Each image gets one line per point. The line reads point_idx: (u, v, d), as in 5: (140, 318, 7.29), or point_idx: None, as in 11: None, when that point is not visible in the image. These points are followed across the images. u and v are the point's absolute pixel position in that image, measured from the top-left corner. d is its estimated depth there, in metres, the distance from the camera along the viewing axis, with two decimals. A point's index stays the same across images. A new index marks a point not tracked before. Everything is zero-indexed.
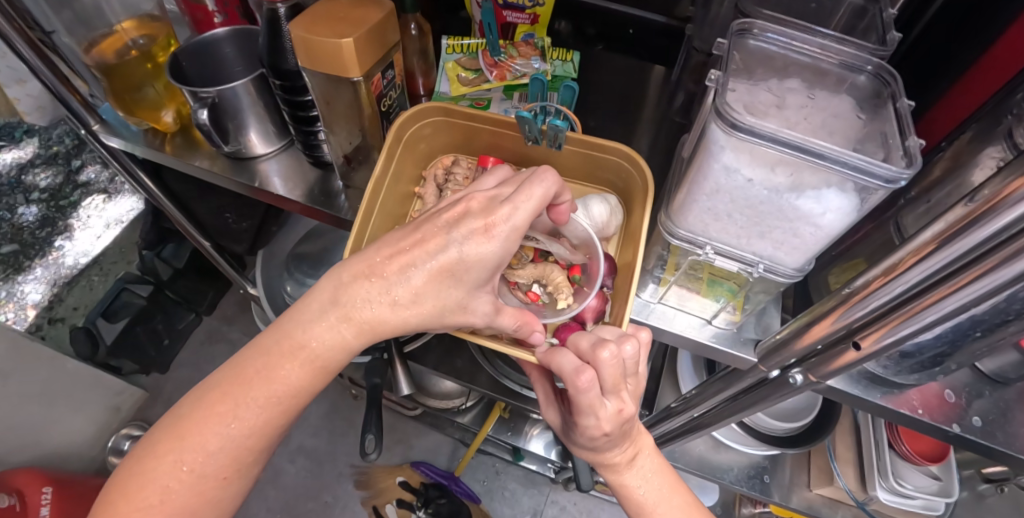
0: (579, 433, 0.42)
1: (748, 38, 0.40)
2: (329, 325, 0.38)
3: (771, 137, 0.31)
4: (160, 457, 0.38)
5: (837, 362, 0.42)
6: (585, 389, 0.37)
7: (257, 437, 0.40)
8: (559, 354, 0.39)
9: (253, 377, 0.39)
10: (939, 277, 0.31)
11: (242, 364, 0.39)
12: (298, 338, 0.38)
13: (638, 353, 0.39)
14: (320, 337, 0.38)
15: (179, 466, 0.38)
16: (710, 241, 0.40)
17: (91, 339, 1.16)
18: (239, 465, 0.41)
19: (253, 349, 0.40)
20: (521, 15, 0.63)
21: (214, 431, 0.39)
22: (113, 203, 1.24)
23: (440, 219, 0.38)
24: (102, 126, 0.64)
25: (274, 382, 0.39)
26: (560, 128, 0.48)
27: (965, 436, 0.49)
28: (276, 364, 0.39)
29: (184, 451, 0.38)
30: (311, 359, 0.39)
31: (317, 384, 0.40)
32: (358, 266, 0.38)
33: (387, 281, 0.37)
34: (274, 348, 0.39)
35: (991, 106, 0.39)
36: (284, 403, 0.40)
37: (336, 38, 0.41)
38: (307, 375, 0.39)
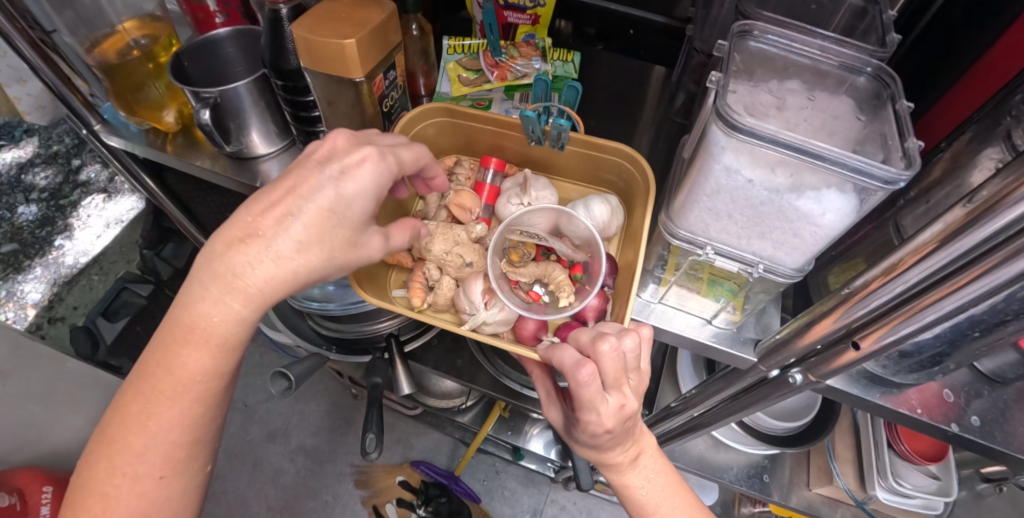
0: (581, 431, 0.42)
1: (749, 39, 0.40)
2: (213, 300, 0.37)
3: (772, 138, 0.32)
4: (96, 466, 0.39)
5: (836, 362, 0.43)
6: (586, 383, 0.37)
7: (180, 430, 0.40)
8: (560, 349, 0.39)
9: (155, 372, 0.38)
10: (938, 277, 0.32)
11: (144, 364, 0.39)
12: (189, 322, 0.37)
13: (638, 348, 0.40)
14: (211, 314, 0.37)
15: (113, 472, 0.39)
16: (711, 241, 0.41)
17: (90, 337, 1.19)
18: (174, 461, 0.41)
19: (152, 347, 0.39)
20: (522, 16, 0.63)
21: (136, 432, 0.39)
22: (114, 203, 1.22)
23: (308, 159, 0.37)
24: (103, 126, 0.64)
25: (176, 373, 0.38)
26: (563, 129, 0.48)
27: (964, 436, 0.49)
28: (172, 355, 0.38)
29: (116, 457, 0.39)
30: (200, 340, 0.38)
31: (222, 365, 0.40)
32: (232, 231, 0.36)
33: (266, 238, 0.36)
34: (170, 337, 0.38)
35: (990, 109, 0.39)
36: (192, 392, 0.39)
37: (339, 39, 0.41)
38: (206, 359, 0.38)
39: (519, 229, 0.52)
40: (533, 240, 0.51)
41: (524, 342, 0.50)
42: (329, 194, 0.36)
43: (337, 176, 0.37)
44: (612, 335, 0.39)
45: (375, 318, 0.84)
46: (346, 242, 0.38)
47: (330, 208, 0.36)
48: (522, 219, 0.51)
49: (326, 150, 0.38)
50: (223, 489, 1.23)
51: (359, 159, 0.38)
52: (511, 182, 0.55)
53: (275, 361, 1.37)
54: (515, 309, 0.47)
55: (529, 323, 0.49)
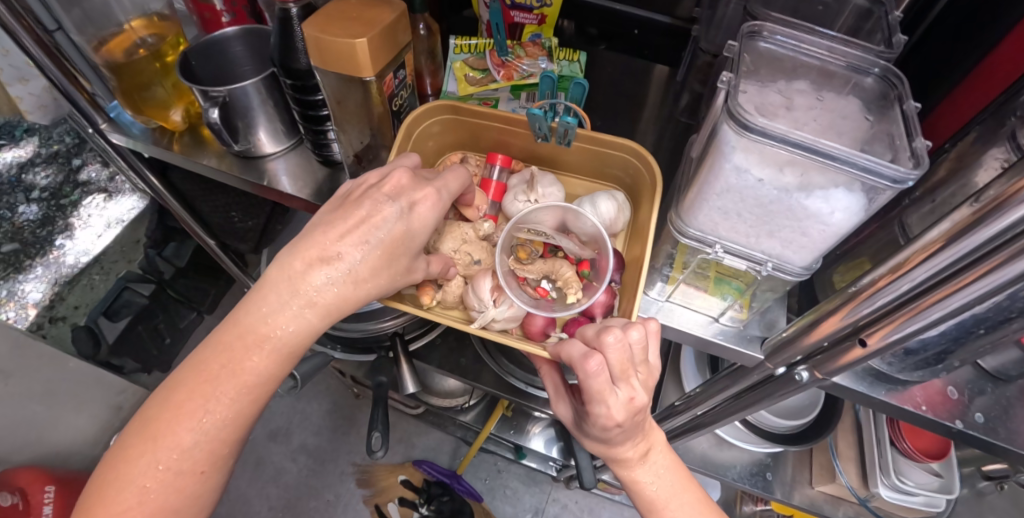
0: (592, 425, 0.42)
1: (758, 40, 0.41)
2: (291, 312, 0.39)
3: (782, 138, 0.32)
4: (135, 461, 0.38)
5: (843, 359, 0.43)
6: (595, 373, 0.38)
7: (230, 429, 0.41)
8: (569, 343, 0.40)
9: (219, 370, 0.39)
10: (945, 275, 0.32)
11: (201, 362, 0.40)
12: (263, 329, 0.39)
13: (645, 339, 0.41)
14: (284, 325, 0.39)
15: (154, 466, 0.38)
16: (719, 240, 0.41)
17: (93, 336, 1.18)
18: (216, 459, 0.41)
19: (214, 343, 0.40)
20: (528, 16, 0.64)
21: (189, 428, 0.39)
22: (114, 203, 1.23)
23: (381, 192, 0.40)
24: (110, 124, 0.65)
25: (240, 374, 0.39)
26: (570, 126, 0.48)
27: (968, 432, 0.50)
28: (241, 356, 0.39)
29: (160, 452, 0.38)
30: (276, 347, 0.39)
31: (282, 371, 0.41)
32: (310, 252, 0.39)
33: (346, 261, 0.39)
34: (237, 340, 0.39)
35: (994, 109, 0.39)
36: (254, 393, 0.40)
37: (349, 39, 0.42)
38: (272, 364, 0.40)
39: (527, 226, 0.52)
40: (540, 237, 0.52)
41: (533, 339, 0.49)
42: (400, 225, 0.40)
43: (411, 212, 0.40)
44: (617, 327, 0.40)
45: (379, 317, 0.84)
46: (406, 270, 0.42)
47: (402, 239, 0.40)
48: (529, 216, 0.52)
49: (393, 183, 0.41)
50: (226, 488, 1.23)
51: (428, 196, 0.41)
52: (518, 179, 0.56)
53: None
54: (524, 306, 0.48)
55: (538, 320, 0.49)
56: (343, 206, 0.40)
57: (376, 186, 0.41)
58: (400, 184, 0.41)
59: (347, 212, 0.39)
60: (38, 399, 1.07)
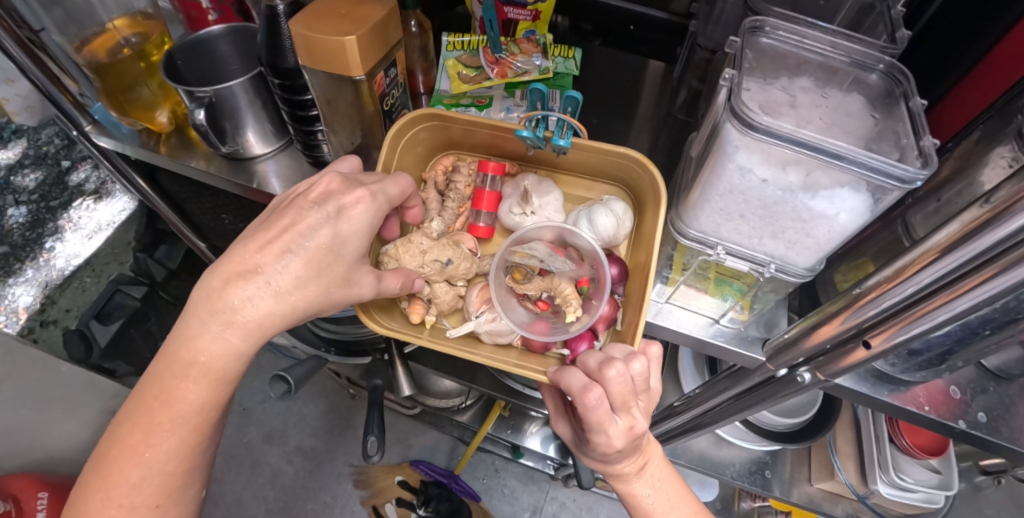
0: (591, 448, 0.42)
1: (760, 35, 0.39)
2: (210, 334, 0.37)
3: (789, 137, 0.31)
4: (90, 498, 0.39)
5: (847, 360, 0.42)
6: (594, 406, 0.37)
7: (178, 461, 0.40)
8: (568, 373, 0.39)
9: (153, 403, 0.38)
10: (951, 279, 0.31)
11: (139, 397, 0.39)
12: (187, 356, 0.38)
13: (647, 369, 0.39)
14: (207, 351, 0.37)
15: (108, 504, 0.39)
16: (721, 241, 0.40)
17: (84, 341, 1.16)
18: (170, 490, 0.41)
19: (146, 377, 0.39)
20: (522, 12, 0.62)
21: (135, 463, 0.39)
22: (105, 204, 1.22)
23: (308, 198, 0.39)
24: (94, 126, 0.63)
25: (174, 404, 0.38)
26: (563, 146, 0.48)
27: (972, 432, 0.49)
28: (170, 387, 0.38)
29: (112, 489, 0.39)
30: (204, 373, 0.38)
31: (218, 395, 0.40)
32: (228, 266, 0.37)
33: (266, 273, 0.37)
34: (164, 371, 0.38)
35: (1001, 105, 0.38)
36: (192, 422, 0.40)
37: (338, 36, 0.40)
38: (205, 389, 0.39)
39: (521, 248, 0.49)
40: (535, 260, 0.49)
41: (533, 352, 0.49)
42: (327, 230, 0.38)
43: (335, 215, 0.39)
44: (620, 359, 0.39)
45: None
46: (340, 279, 0.40)
47: (329, 244, 0.38)
48: (519, 238, 0.51)
49: (321, 190, 0.40)
50: (221, 492, 1.22)
51: (360, 197, 0.40)
52: (512, 188, 0.54)
53: (272, 363, 1.35)
54: (517, 328, 0.47)
55: (537, 341, 0.48)
56: (273, 214, 0.40)
57: (305, 194, 0.40)
58: (335, 183, 0.40)
59: (274, 219, 0.39)
60: None
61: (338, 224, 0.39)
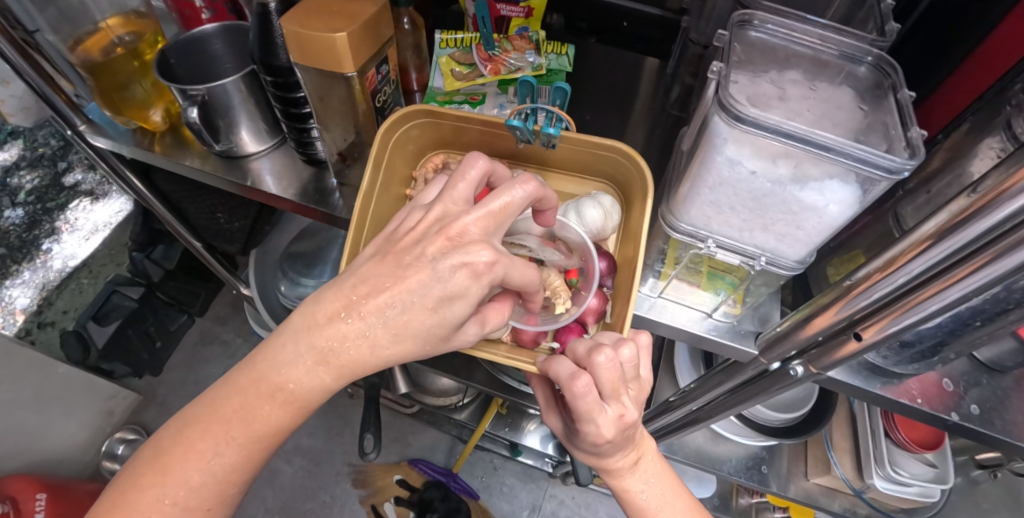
0: (582, 440, 0.43)
1: (749, 29, 0.40)
2: (304, 368, 0.36)
3: (775, 128, 0.31)
4: (142, 491, 0.37)
5: (839, 352, 0.42)
6: (582, 394, 0.38)
7: (238, 472, 0.40)
8: (556, 361, 0.40)
9: (231, 416, 0.38)
10: (941, 269, 0.31)
11: (216, 403, 0.38)
12: (277, 381, 0.37)
13: (636, 356, 0.40)
14: (298, 380, 0.37)
15: (160, 500, 0.37)
16: (712, 234, 0.40)
17: (82, 343, 1.16)
18: (223, 496, 0.40)
19: (228, 387, 0.38)
20: (515, 9, 0.63)
21: (198, 465, 0.38)
22: (101, 205, 1.24)
23: (426, 251, 0.35)
24: (89, 126, 0.63)
25: (253, 422, 0.38)
26: (552, 134, 0.47)
27: (964, 424, 0.49)
28: (253, 405, 0.37)
29: (169, 486, 0.37)
30: (290, 400, 0.37)
31: (293, 424, 0.39)
32: (334, 304, 0.36)
33: (363, 323, 0.35)
34: (248, 389, 0.37)
35: (990, 96, 0.39)
36: (263, 441, 0.39)
37: (330, 32, 0.40)
38: (286, 415, 0.38)
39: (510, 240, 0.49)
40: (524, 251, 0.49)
41: (523, 346, 0.48)
42: (437, 290, 0.35)
43: (451, 274, 0.35)
44: (609, 345, 0.39)
45: None
46: (439, 336, 0.37)
47: (435, 306, 0.35)
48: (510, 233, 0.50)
49: (445, 239, 0.35)
50: None
51: (483, 258, 0.35)
52: None
53: None
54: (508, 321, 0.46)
55: (529, 331, 0.47)
56: (385, 257, 0.36)
57: (427, 240, 0.36)
58: (466, 232, 0.35)
59: (384, 265, 0.36)
60: (31, 408, 1.04)
61: (451, 284, 0.35)
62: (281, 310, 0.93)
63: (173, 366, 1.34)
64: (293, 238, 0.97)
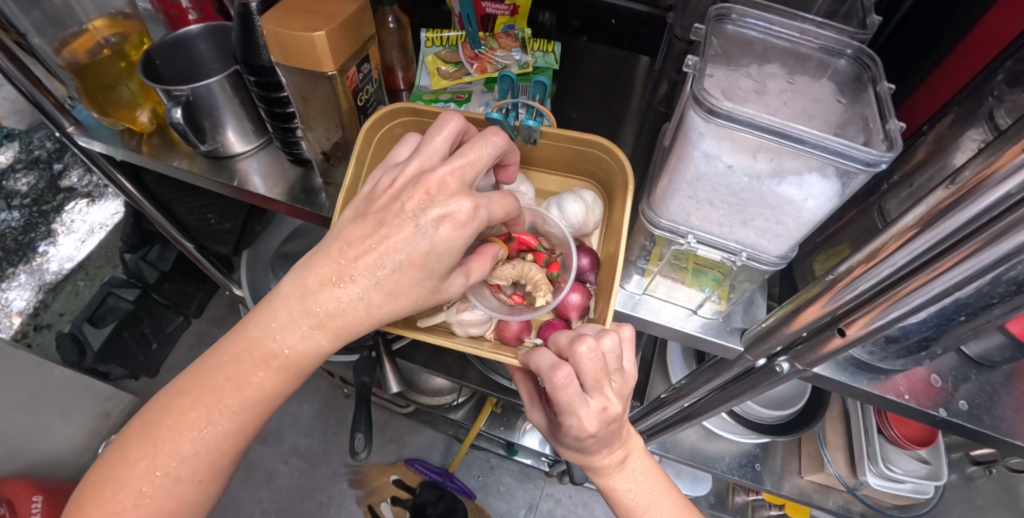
0: (566, 435, 0.43)
1: (727, 23, 0.39)
2: (299, 334, 0.37)
3: (750, 121, 0.31)
4: (134, 463, 0.37)
5: (824, 349, 0.42)
6: (563, 385, 0.38)
7: (231, 440, 0.39)
8: (538, 352, 0.40)
9: (223, 385, 0.37)
10: (925, 260, 0.31)
11: (207, 370, 0.38)
12: (269, 347, 0.37)
13: (619, 347, 0.40)
14: (294, 345, 0.37)
15: (153, 472, 0.37)
16: (692, 230, 0.40)
17: (78, 344, 1.13)
18: (216, 468, 0.40)
19: (218, 355, 0.38)
20: (499, 7, 0.63)
21: (190, 436, 0.37)
22: (97, 207, 1.25)
23: (405, 206, 0.36)
24: (77, 128, 0.63)
25: (246, 389, 0.38)
26: (533, 127, 0.48)
27: (952, 420, 0.49)
28: (247, 371, 0.37)
29: (161, 457, 0.37)
30: (284, 366, 0.38)
31: (287, 388, 0.39)
32: (323, 270, 0.36)
33: (355, 285, 0.36)
34: (240, 357, 0.37)
35: (971, 89, 0.38)
36: (257, 408, 0.39)
37: (308, 31, 0.40)
38: (281, 381, 0.38)
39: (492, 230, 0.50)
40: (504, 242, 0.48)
41: (507, 343, 0.49)
42: (422, 245, 0.35)
43: (434, 227, 0.35)
44: (591, 335, 0.39)
45: None
46: (430, 291, 0.37)
47: (423, 261, 0.36)
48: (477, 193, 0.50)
49: (422, 194, 0.35)
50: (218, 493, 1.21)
51: (463, 209, 0.35)
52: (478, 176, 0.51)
53: None
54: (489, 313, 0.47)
55: (512, 326, 0.48)
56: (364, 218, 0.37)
57: (405, 195, 0.36)
58: (444, 184, 0.36)
59: (367, 228, 0.36)
60: (25, 410, 1.03)
61: (436, 238, 0.35)
62: None
63: (170, 367, 1.35)
64: (285, 238, 0.97)
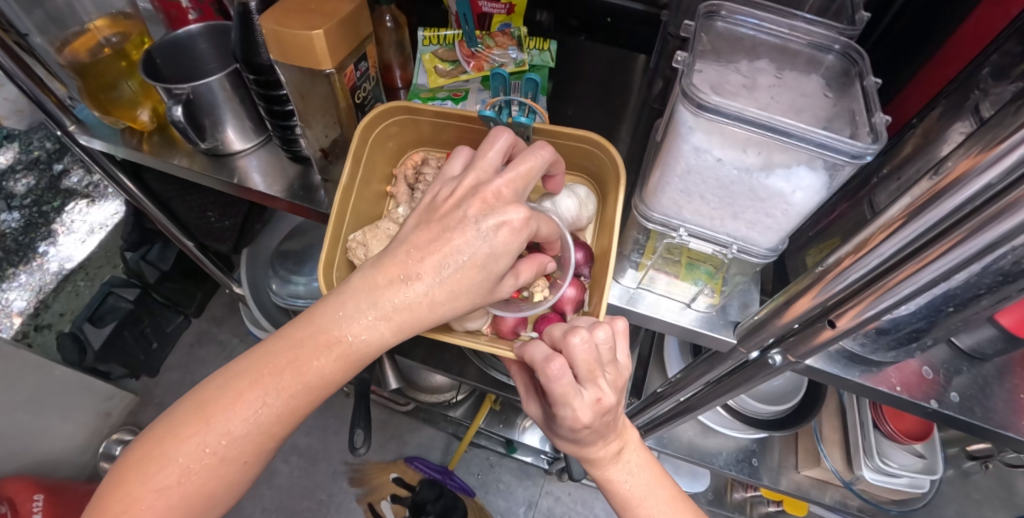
0: (562, 427, 0.43)
1: (716, 20, 0.40)
2: (364, 323, 0.37)
3: (737, 115, 0.32)
4: (185, 438, 0.36)
5: (815, 340, 0.43)
6: (557, 377, 0.38)
7: (281, 425, 0.38)
8: (532, 345, 0.41)
9: (285, 366, 0.37)
10: (911, 250, 0.32)
11: (271, 353, 0.37)
12: (334, 334, 0.37)
13: (611, 339, 0.41)
14: (357, 333, 0.37)
15: (202, 448, 0.36)
16: (684, 223, 0.41)
17: (78, 344, 1.14)
18: (262, 451, 0.38)
19: (284, 338, 0.38)
20: (496, 5, 0.63)
21: (243, 415, 0.36)
22: (97, 208, 1.26)
23: (468, 211, 0.36)
24: (78, 126, 0.63)
25: (304, 373, 0.37)
26: (525, 124, 0.48)
27: (944, 412, 0.50)
28: (308, 356, 0.37)
29: (212, 434, 0.36)
30: (347, 353, 0.37)
31: (343, 378, 0.39)
32: (392, 269, 0.37)
33: (423, 282, 0.36)
34: (304, 342, 0.37)
35: (958, 82, 0.39)
36: (313, 393, 0.38)
37: (306, 30, 0.41)
38: (339, 368, 0.37)
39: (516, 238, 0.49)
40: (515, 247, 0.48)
41: (504, 337, 0.50)
42: (483, 247, 0.36)
43: (494, 232, 0.36)
44: (584, 327, 0.40)
45: None
46: (487, 290, 0.37)
47: (482, 264, 0.36)
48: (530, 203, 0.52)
49: (481, 201, 0.36)
50: None
51: (518, 216, 0.37)
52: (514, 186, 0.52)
53: None
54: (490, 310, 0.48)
55: (508, 320, 0.49)
56: (428, 223, 0.38)
57: (467, 202, 0.37)
58: (500, 195, 0.37)
59: (429, 231, 0.37)
60: (26, 409, 1.04)
61: (494, 242, 0.36)
62: (274, 310, 0.96)
63: (171, 366, 1.35)
64: (284, 237, 0.98)
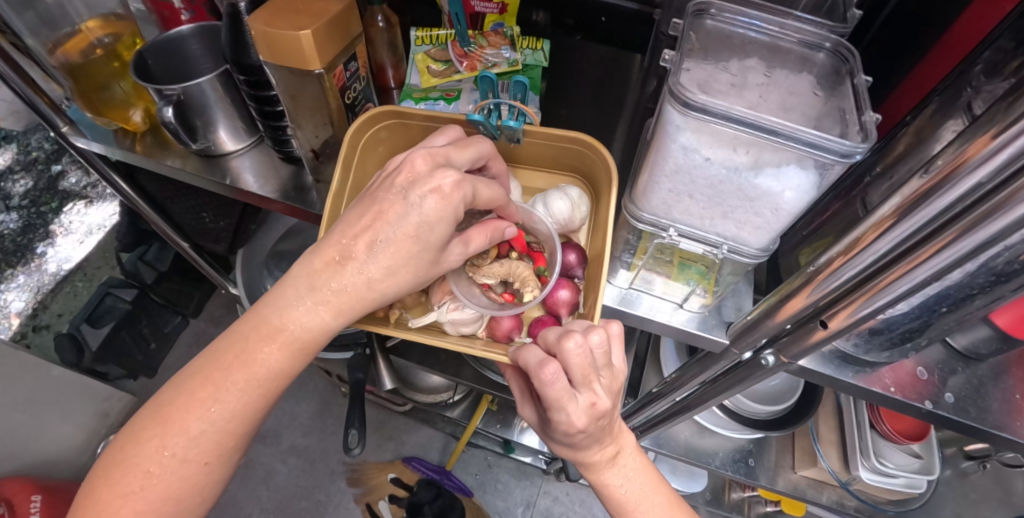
0: (556, 431, 0.43)
1: (706, 18, 0.40)
2: (305, 308, 0.37)
3: (725, 114, 0.31)
4: (144, 443, 0.37)
5: (808, 340, 0.43)
6: (551, 382, 0.38)
7: (237, 421, 0.39)
8: (526, 349, 0.40)
9: (232, 362, 0.38)
10: (903, 250, 0.31)
11: (216, 351, 0.39)
12: (277, 323, 0.38)
13: (606, 343, 0.41)
14: (297, 320, 0.38)
15: (161, 452, 0.38)
16: (674, 223, 0.41)
17: (75, 344, 1.13)
18: (222, 450, 0.40)
19: (229, 335, 0.39)
20: (489, 5, 0.63)
21: (198, 416, 0.38)
22: (95, 208, 1.25)
23: (395, 184, 0.37)
24: (71, 127, 0.63)
25: (253, 366, 0.38)
26: (514, 128, 0.48)
27: (938, 413, 0.49)
28: (252, 348, 0.38)
29: (171, 436, 0.38)
30: (289, 341, 0.38)
31: (292, 368, 0.40)
32: (327, 252, 0.37)
33: (358, 260, 0.37)
34: (249, 333, 0.38)
35: (951, 80, 0.39)
36: (265, 385, 0.39)
37: (294, 30, 0.41)
38: (285, 358, 0.39)
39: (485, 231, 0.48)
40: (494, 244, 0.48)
41: (498, 341, 0.49)
42: (413, 218, 0.36)
43: (422, 200, 0.36)
44: (579, 332, 0.40)
45: None
46: (429, 262, 0.38)
47: (415, 233, 0.36)
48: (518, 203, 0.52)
49: (409, 170, 0.37)
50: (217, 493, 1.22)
51: (448, 181, 0.36)
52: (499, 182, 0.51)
53: None
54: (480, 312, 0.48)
55: (504, 323, 0.49)
56: (360, 201, 0.38)
57: (393, 175, 0.37)
58: (415, 171, 0.37)
59: (362, 209, 0.37)
60: (24, 409, 1.04)
61: (424, 210, 0.36)
62: None
63: (169, 366, 1.35)
64: (280, 237, 0.98)
